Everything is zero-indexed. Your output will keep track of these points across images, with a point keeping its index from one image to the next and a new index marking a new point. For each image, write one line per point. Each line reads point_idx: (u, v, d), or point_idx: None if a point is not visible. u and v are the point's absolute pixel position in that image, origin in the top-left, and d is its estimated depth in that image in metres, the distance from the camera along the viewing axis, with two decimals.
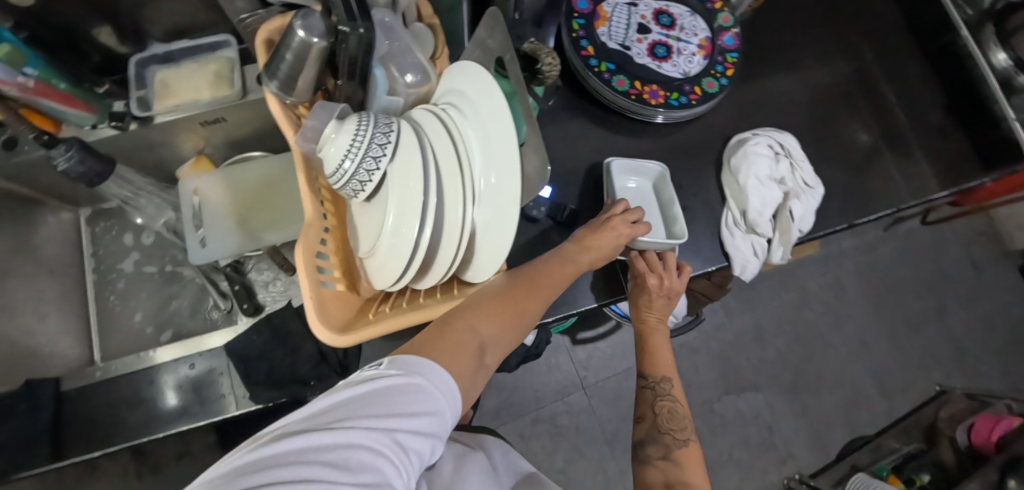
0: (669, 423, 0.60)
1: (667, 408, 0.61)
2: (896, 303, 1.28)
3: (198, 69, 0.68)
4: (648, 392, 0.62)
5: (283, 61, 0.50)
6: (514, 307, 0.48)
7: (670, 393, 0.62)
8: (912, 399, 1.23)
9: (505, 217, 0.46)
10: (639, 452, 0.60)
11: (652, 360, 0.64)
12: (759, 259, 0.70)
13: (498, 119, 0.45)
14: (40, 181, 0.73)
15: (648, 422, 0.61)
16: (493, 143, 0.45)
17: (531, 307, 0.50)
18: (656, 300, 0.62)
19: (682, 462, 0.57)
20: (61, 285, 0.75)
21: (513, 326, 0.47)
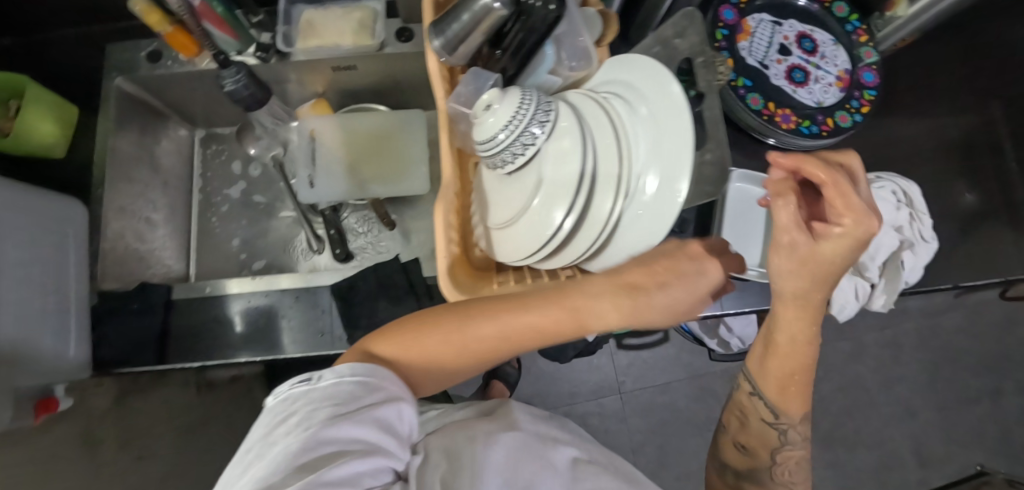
0: (786, 474, 0.51)
1: (792, 459, 0.51)
2: (952, 374, 1.23)
3: (343, 15, 0.69)
4: (770, 431, 0.51)
5: (457, 22, 0.50)
6: (482, 335, 0.43)
7: (796, 433, 0.50)
8: (948, 473, 1.19)
9: (657, 217, 0.47)
10: (731, 478, 0.54)
11: (787, 387, 0.48)
12: (859, 302, 0.69)
13: (675, 122, 0.46)
14: (171, 97, 0.76)
15: (758, 461, 0.52)
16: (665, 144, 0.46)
17: (461, 348, 0.44)
18: (828, 265, 0.39)
19: None
20: (170, 198, 0.78)
21: (477, 353, 0.44)
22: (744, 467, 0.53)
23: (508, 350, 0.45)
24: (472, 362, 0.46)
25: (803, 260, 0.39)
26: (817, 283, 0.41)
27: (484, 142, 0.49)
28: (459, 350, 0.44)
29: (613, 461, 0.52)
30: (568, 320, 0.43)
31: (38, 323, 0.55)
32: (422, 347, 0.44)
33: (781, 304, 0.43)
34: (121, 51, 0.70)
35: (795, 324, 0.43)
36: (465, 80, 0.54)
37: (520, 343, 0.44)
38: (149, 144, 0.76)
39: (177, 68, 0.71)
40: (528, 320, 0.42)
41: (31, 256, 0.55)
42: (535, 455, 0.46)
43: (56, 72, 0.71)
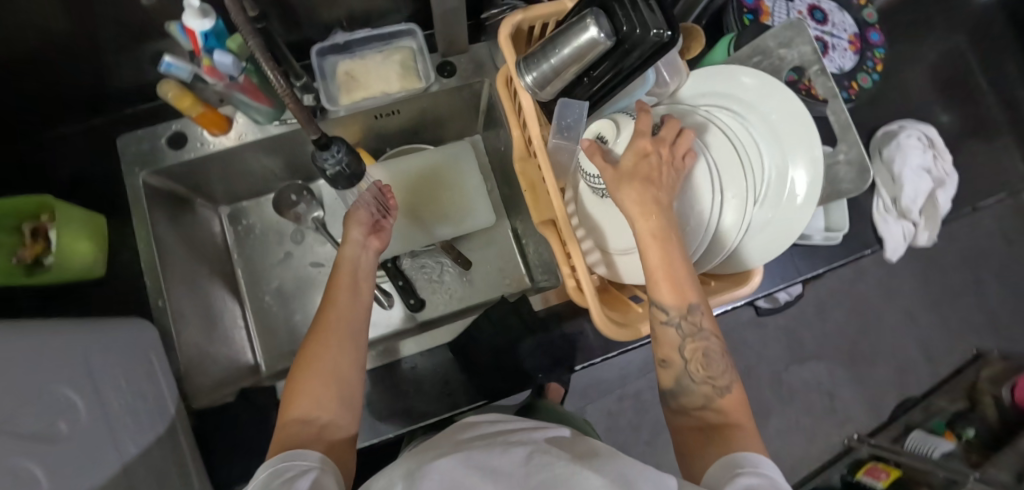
0: (707, 369, 0.45)
1: (698, 347, 0.45)
2: (939, 276, 1.37)
3: (383, 60, 0.65)
4: (669, 330, 0.45)
5: (554, 58, 0.49)
6: (333, 347, 0.49)
7: (689, 319, 0.45)
8: (951, 362, 1.35)
9: (787, 213, 0.51)
10: (672, 402, 0.48)
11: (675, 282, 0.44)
12: (906, 241, 0.76)
13: (790, 122, 0.52)
14: (195, 179, 0.69)
15: (676, 366, 0.46)
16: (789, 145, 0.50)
17: (328, 346, 0.49)
18: (642, 162, 0.46)
19: (724, 411, 0.44)
20: (218, 287, 0.72)
21: (335, 368, 0.48)
22: (671, 385, 0.47)
23: (354, 343, 0.51)
24: (348, 384, 0.49)
25: (616, 174, 0.46)
26: (638, 189, 0.44)
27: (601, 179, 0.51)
28: (326, 369, 0.48)
29: (585, 444, 0.38)
30: (347, 277, 0.55)
31: (161, 464, 0.50)
32: (304, 390, 0.47)
33: (637, 210, 0.44)
34: (135, 143, 0.63)
35: (638, 219, 0.44)
36: (557, 113, 0.54)
37: (349, 337, 0.50)
38: (186, 236, 0.69)
39: (206, 148, 0.64)
40: (333, 317, 0.51)
41: (133, 395, 0.49)
42: (473, 466, 0.33)
43: (63, 179, 0.62)
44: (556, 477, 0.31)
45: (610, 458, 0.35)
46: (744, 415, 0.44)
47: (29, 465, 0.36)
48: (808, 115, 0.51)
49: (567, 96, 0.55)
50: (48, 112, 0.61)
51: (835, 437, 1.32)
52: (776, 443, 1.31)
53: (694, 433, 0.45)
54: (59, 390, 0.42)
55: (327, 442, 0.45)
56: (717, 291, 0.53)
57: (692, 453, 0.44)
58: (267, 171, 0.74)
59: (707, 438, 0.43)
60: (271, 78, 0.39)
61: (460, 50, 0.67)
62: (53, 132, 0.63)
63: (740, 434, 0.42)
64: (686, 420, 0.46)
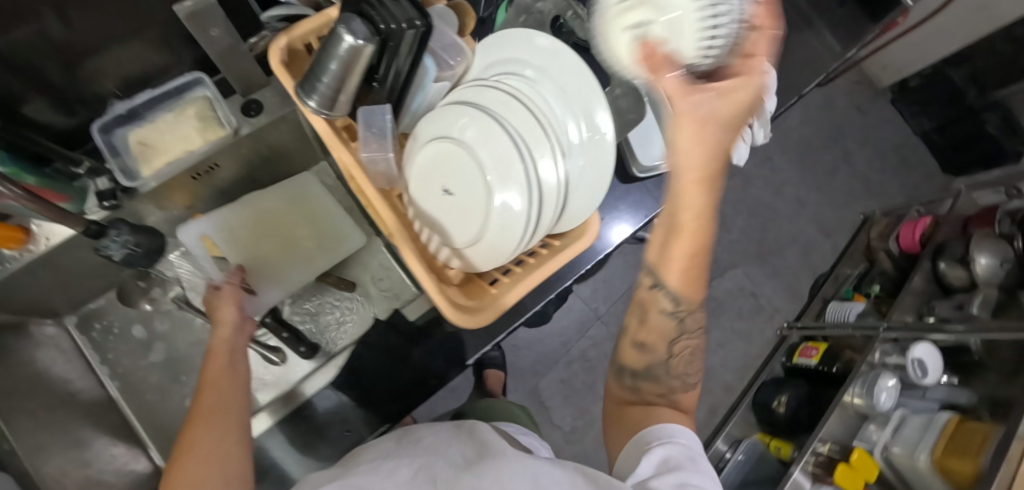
0: (681, 365, 0.50)
1: (684, 346, 0.50)
2: (813, 159, 1.48)
3: (175, 119, 0.61)
4: (668, 319, 0.48)
5: (328, 73, 0.48)
6: (210, 427, 0.46)
7: (685, 314, 0.48)
8: (846, 231, 1.47)
9: (598, 168, 0.53)
10: (628, 379, 0.52)
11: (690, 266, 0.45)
12: (747, 143, 0.81)
13: (575, 78, 0.52)
14: (16, 302, 0.62)
15: (655, 354, 0.50)
16: (571, 93, 0.52)
17: (197, 430, 0.45)
18: (740, 109, 0.36)
19: (681, 404, 0.50)
20: (85, 404, 0.66)
21: (223, 449, 0.45)
22: (641, 364, 0.50)
23: (234, 414, 0.49)
24: (236, 460, 0.44)
25: (695, 126, 0.36)
26: (702, 140, 0.36)
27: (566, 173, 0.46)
28: (207, 463, 0.43)
29: (483, 449, 0.44)
30: (224, 354, 0.55)
31: None
32: (185, 477, 0.41)
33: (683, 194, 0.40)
34: None
35: (693, 195, 0.40)
36: (361, 124, 0.52)
37: (230, 421, 0.47)
38: (27, 365, 0.63)
39: (8, 267, 0.57)
40: (213, 399, 0.49)
41: None
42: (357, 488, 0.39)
43: None
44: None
45: (493, 462, 0.41)
46: (688, 419, 0.50)
47: None
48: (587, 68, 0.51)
49: (363, 106, 0.52)
50: None
51: (768, 332, 1.41)
52: (720, 354, 1.39)
53: (623, 414, 0.50)
54: None
55: None
56: (562, 248, 0.55)
57: (617, 426, 0.50)
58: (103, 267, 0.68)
59: (644, 415, 0.49)
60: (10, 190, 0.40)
61: (260, 84, 0.63)
62: None
63: (683, 421, 0.49)
64: (631, 402, 0.51)
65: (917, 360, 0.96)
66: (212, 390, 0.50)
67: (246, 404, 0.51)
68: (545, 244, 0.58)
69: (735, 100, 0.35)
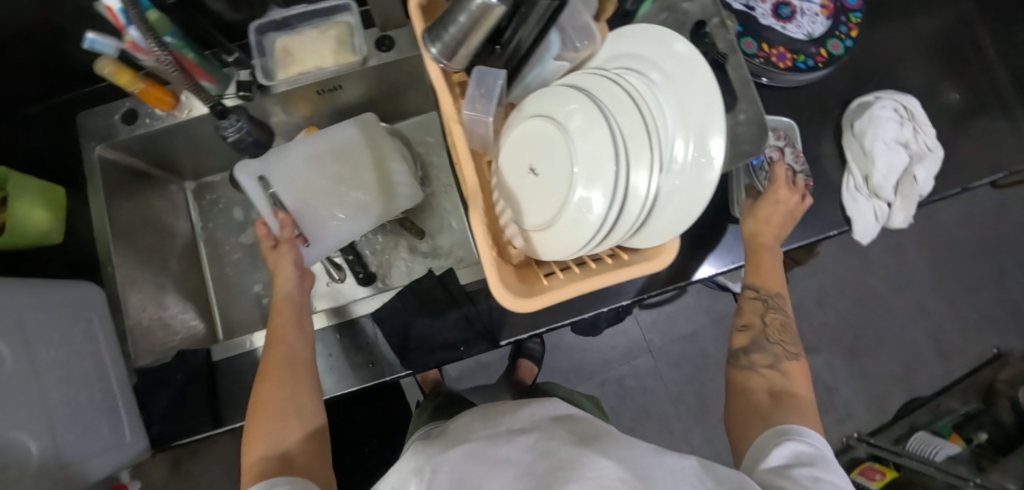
0: (780, 333, 0.57)
1: (777, 319, 0.58)
2: (956, 266, 1.27)
3: (318, 36, 0.66)
4: (758, 303, 0.59)
5: (455, 25, 0.48)
6: (280, 381, 0.53)
7: (775, 300, 0.59)
8: (968, 360, 1.25)
9: (693, 201, 0.49)
10: (741, 358, 0.57)
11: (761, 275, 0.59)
12: (879, 222, 0.71)
13: (701, 94, 0.48)
14: (154, 155, 0.73)
15: (754, 330, 0.58)
16: (690, 110, 0.48)
17: (266, 387, 0.53)
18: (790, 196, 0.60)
19: (788, 372, 0.55)
20: (178, 257, 0.76)
21: (293, 402, 0.52)
22: (746, 344, 0.57)
23: (301, 366, 0.55)
24: (307, 411, 0.52)
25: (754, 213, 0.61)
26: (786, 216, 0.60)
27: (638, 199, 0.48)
28: (282, 418, 0.51)
29: (588, 430, 0.41)
30: (289, 305, 0.60)
31: (91, 417, 0.54)
32: (264, 428, 0.50)
33: (755, 226, 0.60)
34: (92, 118, 0.67)
35: (768, 254, 0.60)
36: (472, 83, 0.53)
37: (300, 375, 0.54)
38: (147, 209, 0.73)
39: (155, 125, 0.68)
40: (282, 352, 0.55)
41: (63, 350, 0.53)
42: (483, 461, 0.37)
43: None
44: (563, 457, 0.35)
45: (614, 441, 0.38)
46: (801, 382, 0.54)
47: None
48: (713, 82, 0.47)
49: (479, 66, 0.53)
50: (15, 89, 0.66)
51: (832, 435, 1.24)
52: None
53: (748, 394, 0.54)
54: None
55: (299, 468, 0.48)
56: (629, 264, 0.53)
57: (745, 411, 0.53)
58: (224, 145, 0.77)
59: (771, 398, 0.52)
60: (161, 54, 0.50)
61: (397, 23, 0.67)
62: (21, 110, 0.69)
63: (799, 401, 0.52)
64: (752, 379, 0.55)
65: None
66: (281, 344, 0.56)
67: (311, 352, 0.57)
68: (613, 254, 0.55)
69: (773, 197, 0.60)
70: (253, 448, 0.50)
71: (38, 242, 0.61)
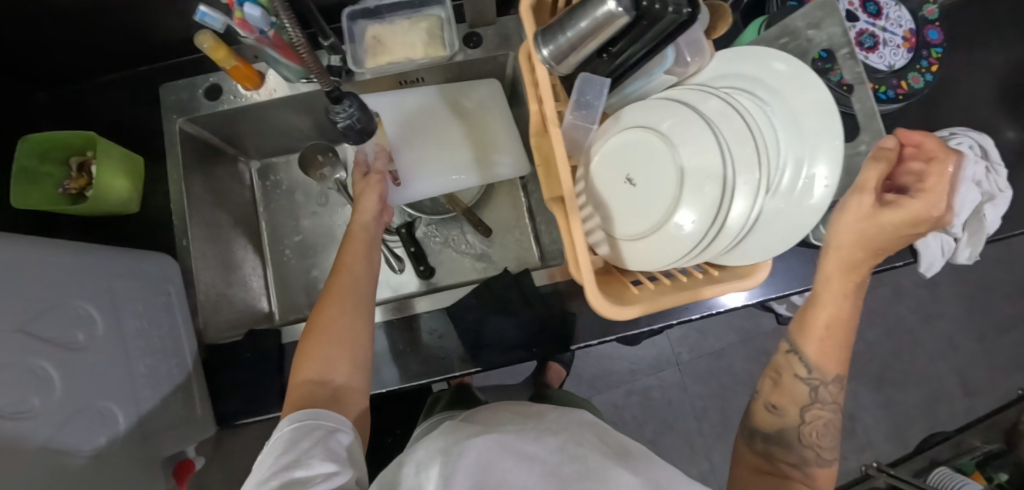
0: (816, 436, 0.53)
1: (817, 418, 0.53)
2: (989, 305, 1.28)
3: (409, 26, 0.65)
4: (802, 384, 0.54)
5: (574, 30, 0.48)
6: (345, 309, 0.53)
7: (825, 386, 0.53)
8: (992, 399, 1.26)
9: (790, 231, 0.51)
10: (758, 443, 0.55)
11: (825, 339, 0.52)
12: (944, 257, 0.72)
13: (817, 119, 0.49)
14: (228, 131, 0.73)
15: (785, 420, 0.54)
16: (805, 132, 0.49)
17: (327, 313, 0.53)
18: (919, 223, 0.46)
19: (813, 478, 0.52)
20: (242, 235, 0.76)
21: (349, 337, 0.52)
22: (772, 428, 0.54)
23: (360, 301, 0.55)
24: (360, 349, 0.53)
25: (857, 219, 0.47)
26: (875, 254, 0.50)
27: (740, 220, 0.49)
28: (339, 351, 0.51)
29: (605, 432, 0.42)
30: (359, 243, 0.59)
31: (168, 389, 0.54)
32: (319, 353, 0.51)
33: (852, 244, 0.49)
34: (175, 91, 0.67)
35: (840, 279, 0.51)
36: (577, 88, 0.53)
37: (361, 307, 0.54)
38: (217, 185, 0.73)
39: (239, 101, 0.68)
40: (347, 282, 0.55)
41: (147, 320, 0.53)
42: (511, 454, 0.37)
43: (111, 124, 0.68)
44: (591, 467, 0.35)
45: (637, 455, 0.39)
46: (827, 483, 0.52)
47: (38, 361, 0.41)
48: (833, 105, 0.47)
49: (586, 72, 0.53)
50: (104, 57, 0.66)
51: (852, 462, 1.25)
52: None
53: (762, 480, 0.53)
54: (78, 304, 0.46)
55: (342, 401, 0.49)
56: (717, 282, 0.54)
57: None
58: (296, 130, 0.77)
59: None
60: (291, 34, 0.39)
61: (487, 21, 0.68)
62: (105, 74, 0.70)
63: None
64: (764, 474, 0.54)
65: None
66: (344, 272, 0.57)
67: (372, 291, 0.57)
68: (701, 270, 0.56)
69: (883, 220, 0.46)
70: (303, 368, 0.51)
71: (118, 210, 0.63)
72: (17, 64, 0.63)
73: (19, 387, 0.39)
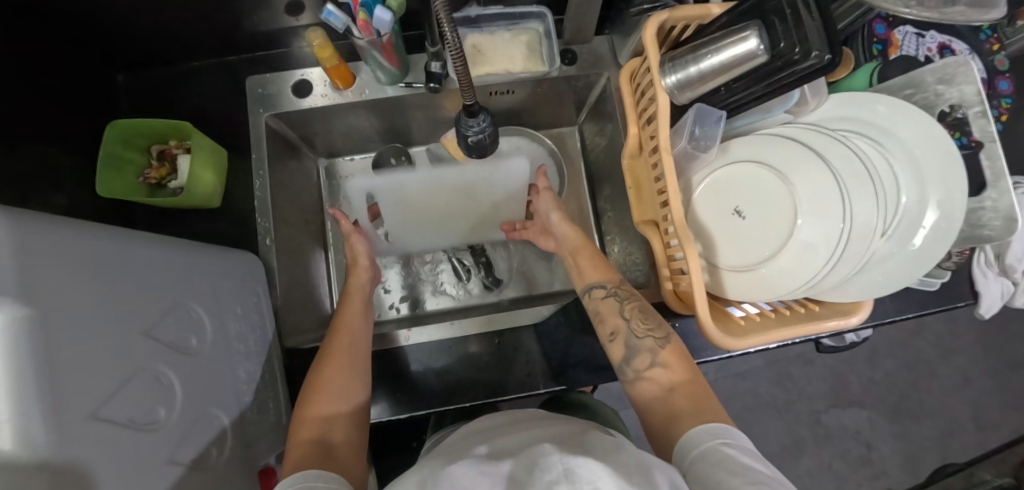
0: (643, 323, 0.55)
1: (634, 307, 0.56)
2: (1002, 344, 1.33)
3: (510, 39, 0.66)
4: (609, 299, 0.58)
5: (705, 63, 0.50)
6: (340, 369, 0.53)
7: (621, 289, 0.59)
8: (1001, 434, 1.30)
9: (903, 271, 0.52)
10: (627, 371, 0.54)
11: (595, 265, 0.63)
12: (1003, 300, 0.73)
13: (938, 165, 0.50)
14: (308, 129, 0.72)
15: (622, 332, 0.55)
16: (925, 174, 0.50)
17: (329, 368, 0.53)
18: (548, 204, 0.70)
19: (667, 363, 0.52)
20: (311, 235, 0.74)
21: (345, 391, 0.52)
22: (620, 355, 0.55)
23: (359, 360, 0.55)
24: (355, 399, 0.52)
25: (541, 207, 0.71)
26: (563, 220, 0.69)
27: (857, 260, 0.50)
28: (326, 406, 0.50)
29: (583, 438, 0.41)
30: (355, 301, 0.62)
31: (260, 395, 0.53)
32: (314, 409, 0.50)
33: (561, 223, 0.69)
34: (264, 85, 0.66)
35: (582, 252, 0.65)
36: (690, 117, 0.54)
37: (354, 360, 0.54)
38: (293, 182, 0.72)
39: (327, 99, 0.67)
40: (345, 341, 0.56)
41: (245, 323, 0.52)
42: (483, 474, 0.36)
43: (193, 113, 0.66)
44: (554, 470, 0.33)
45: (602, 451, 0.37)
46: (685, 366, 0.52)
47: (162, 367, 0.40)
48: (957, 153, 0.49)
49: (704, 105, 0.54)
50: (194, 45, 0.64)
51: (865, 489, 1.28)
52: (804, 482, 1.28)
53: (661, 401, 0.50)
54: (191, 307, 0.45)
55: (337, 458, 0.46)
56: (819, 316, 0.54)
57: (664, 428, 0.48)
58: (369, 130, 0.76)
59: (665, 408, 0.50)
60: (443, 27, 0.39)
61: (583, 40, 0.68)
62: (187, 63, 0.67)
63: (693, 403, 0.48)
64: (643, 386, 0.52)
65: None
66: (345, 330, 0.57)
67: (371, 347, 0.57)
68: (800, 303, 0.57)
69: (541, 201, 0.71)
70: (305, 422, 0.49)
71: (203, 204, 0.61)
72: (106, 46, 0.61)
73: (148, 394, 0.38)
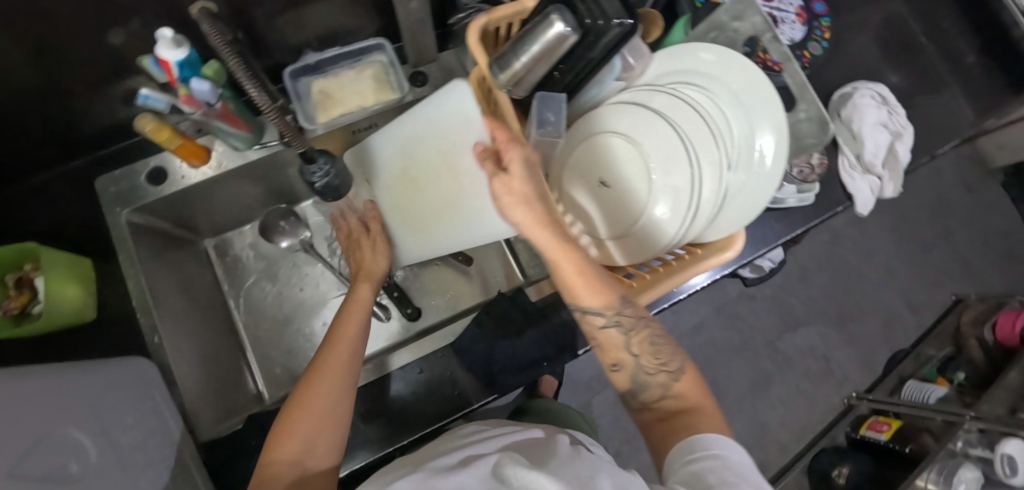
0: (654, 356, 0.48)
1: (642, 339, 0.48)
2: (910, 231, 1.44)
3: (355, 76, 0.66)
4: (608, 331, 0.47)
5: (527, 54, 0.51)
6: (329, 388, 0.48)
7: (624, 316, 0.47)
8: (935, 311, 1.41)
9: (755, 194, 0.56)
10: (633, 400, 0.49)
11: (584, 272, 0.46)
12: (875, 194, 0.79)
13: (756, 95, 0.55)
14: (180, 216, 0.69)
15: (627, 366, 0.48)
16: (749, 104, 0.55)
17: (322, 389, 0.48)
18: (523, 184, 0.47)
19: (681, 395, 0.46)
20: (214, 320, 0.72)
21: (331, 412, 0.47)
22: (627, 386, 0.49)
23: (349, 375, 0.50)
24: (338, 432, 0.47)
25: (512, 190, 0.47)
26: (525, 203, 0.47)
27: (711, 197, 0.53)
28: (321, 426, 0.46)
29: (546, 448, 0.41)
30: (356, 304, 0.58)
31: None
32: (295, 433, 0.45)
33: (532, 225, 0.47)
34: (113, 184, 0.63)
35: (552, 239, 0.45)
36: (537, 108, 0.55)
37: (347, 380, 0.50)
38: (175, 272, 0.69)
39: (187, 180, 0.64)
40: (333, 361, 0.51)
41: (140, 432, 0.50)
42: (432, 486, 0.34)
43: (46, 231, 0.63)
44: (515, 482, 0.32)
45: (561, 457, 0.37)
46: (702, 394, 0.47)
47: None
48: (762, 77, 0.54)
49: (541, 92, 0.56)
50: (23, 161, 0.61)
51: (834, 399, 1.34)
52: (780, 410, 1.33)
53: (662, 423, 0.45)
54: (67, 434, 0.43)
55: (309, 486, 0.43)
56: (704, 259, 0.56)
57: (659, 442, 0.44)
58: (249, 199, 0.74)
59: (664, 426, 0.45)
60: (255, 97, 0.43)
61: (429, 58, 0.69)
62: (28, 183, 0.64)
63: (698, 420, 0.43)
64: (650, 417, 0.47)
65: (1006, 456, 0.80)
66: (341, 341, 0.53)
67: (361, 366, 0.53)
68: (686, 251, 0.59)
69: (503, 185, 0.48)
70: (279, 447, 0.44)
71: (75, 319, 0.58)
72: None
73: None
